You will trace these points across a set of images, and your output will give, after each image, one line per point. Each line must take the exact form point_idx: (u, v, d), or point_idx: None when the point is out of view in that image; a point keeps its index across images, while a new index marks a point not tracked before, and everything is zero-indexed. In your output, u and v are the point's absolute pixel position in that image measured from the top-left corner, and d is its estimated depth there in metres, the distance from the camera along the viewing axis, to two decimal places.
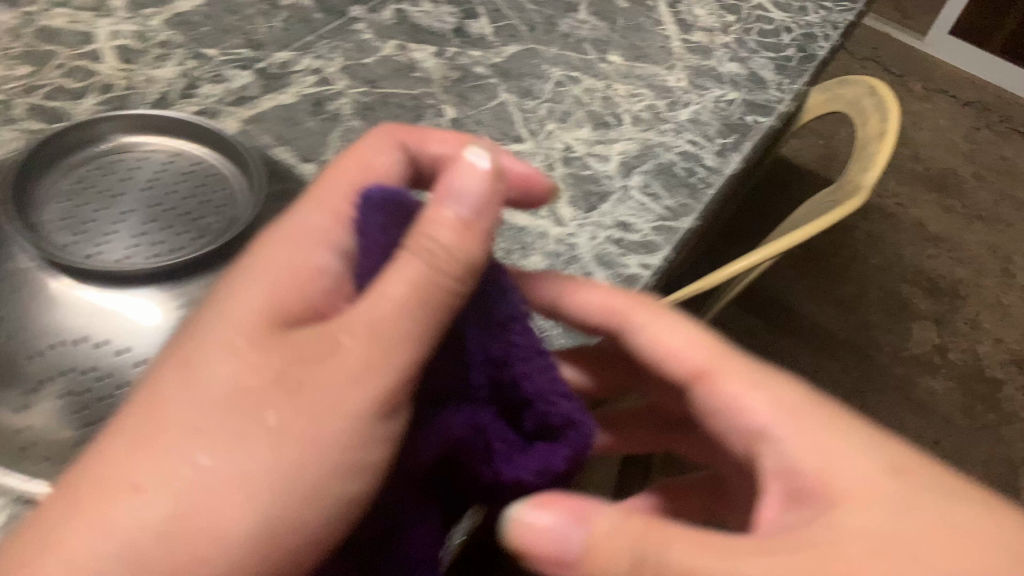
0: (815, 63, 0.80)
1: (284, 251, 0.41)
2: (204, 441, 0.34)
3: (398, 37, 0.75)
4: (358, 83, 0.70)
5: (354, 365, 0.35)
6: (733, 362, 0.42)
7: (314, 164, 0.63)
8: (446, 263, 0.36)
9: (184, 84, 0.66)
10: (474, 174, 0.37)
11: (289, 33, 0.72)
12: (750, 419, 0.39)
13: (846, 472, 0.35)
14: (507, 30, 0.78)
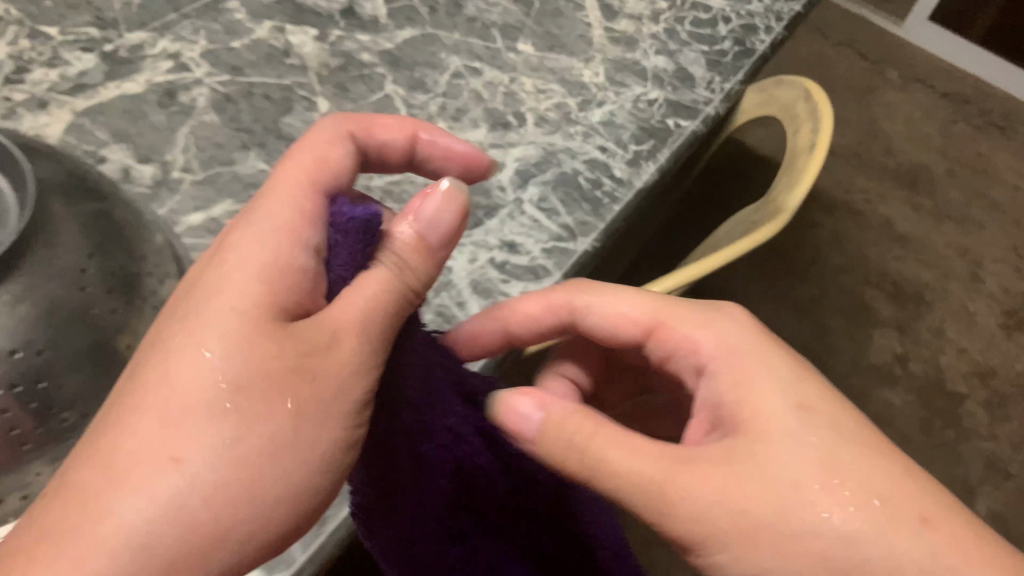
0: (753, 58, 0.73)
1: (258, 244, 0.38)
2: (229, 421, 0.35)
3: (276, 18, 0.66)
4: (220, 70, 0.61)
5: (358, 355, 0.37)
6: (681, 310, 0.46)
7: (153, 166, 0.54)
8: (411, 279, 0.39)
9: (12, 68, 0.58)
10: (446, 200, 0.41)
11: (148, 11, 0.64)
12: (699, 354, 0.44)
13: (764, 403, 0.40)
14: (405, 12, 0.69)
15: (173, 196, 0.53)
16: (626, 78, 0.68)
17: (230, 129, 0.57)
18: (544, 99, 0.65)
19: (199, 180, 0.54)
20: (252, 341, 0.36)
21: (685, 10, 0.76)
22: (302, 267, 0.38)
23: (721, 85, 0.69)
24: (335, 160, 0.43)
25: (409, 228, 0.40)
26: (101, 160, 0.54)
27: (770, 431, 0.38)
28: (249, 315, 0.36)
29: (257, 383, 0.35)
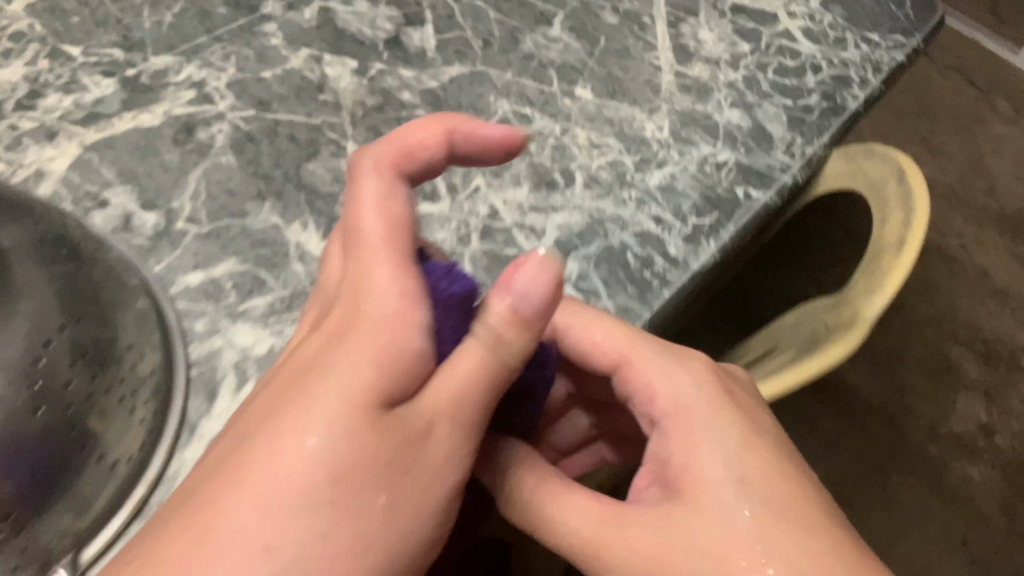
0: (842, 117, 0.64)
1: (365, 328, 0.35)
2: (328, 513, 0.32)
3: (315, 46, 0.61)
4: (247, 103, 0.56)
5: (444, 452, 0.35)
6: (644, 350, 0.44)
7: (157, 214, 0.49)
8: (508, 357, 0.36)
9: (26, 90, 0.54)
10: (542, 271, 0.37)
11: (178, 32, 0.59)
12: (655, 403, 0.44)
13: (707, 467, 0.40)
14: (455, 45, 0.63)
15: (174, 249, 0.48)
16: (692, 133, 0.61)
17: (246, 174, 0.52)
18: (596, 158, 0.59)
19: (203, 234, 0.49)
20: (358, 423, 0.33)
21: (769, 56, 0.68)
22: (417, 350, 0.35)
23: (802, 148, 0.62)
24: (389, 205, 0.38)
25: (501, 306, 0.37)
26: (103, 204, 0.49)
27: (703, 496, 0.39)
28: (357, 395, 0.33)
29: (360, 468, 0.33)
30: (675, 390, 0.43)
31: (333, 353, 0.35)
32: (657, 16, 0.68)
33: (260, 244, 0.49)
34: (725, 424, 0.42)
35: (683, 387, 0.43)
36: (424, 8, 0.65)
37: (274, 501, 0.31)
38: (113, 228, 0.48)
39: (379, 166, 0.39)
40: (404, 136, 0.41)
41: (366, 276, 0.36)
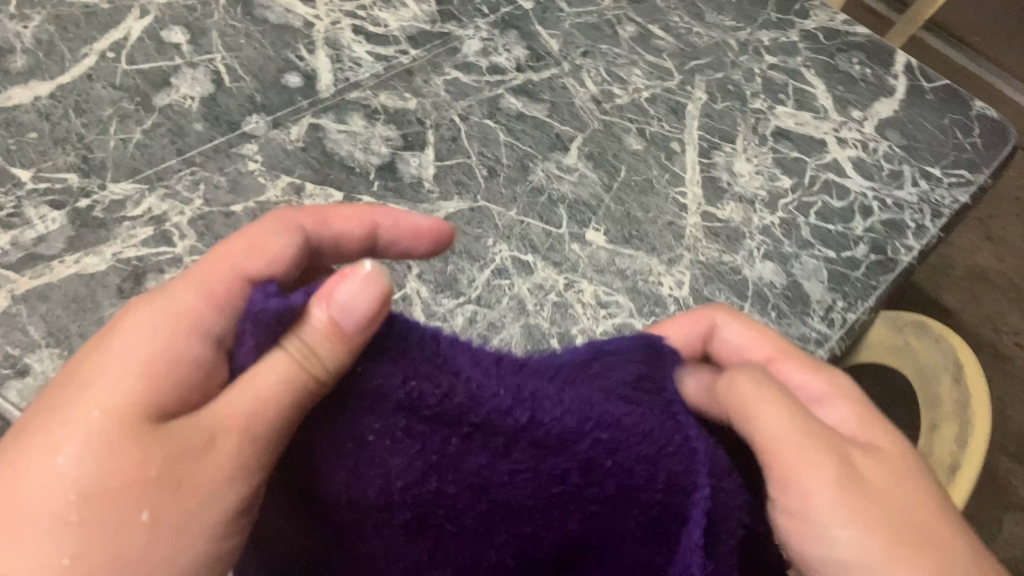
0: (892, 273, 0.59)
1: (137, 336, 0.35)
2: (72, 537, 0.30)
3: (297, 171, 0.54)
4: (208, 245, 0.50)
5: (226, 464, 0.33)
6: (799, 354, 0.45)
7: None
8: (316, 370, 0.34)
9: None
10: (365, 282, 0.35)
11: (145, 153, 0.53)
12: (806, 391, 0.44)
13: (879, 439, 0.41)
14: (457, 174, 0.57)
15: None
16: (717, 292, 0.55)
17: None
18: (605, 322, 0.52)
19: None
20: (130, 435, 0.32)
21: (812, 194, 0.63)
22: (193, 354, 0.35)
23: (844, 315, 0.56)
24: (280, 242, 0.40)
25: (321, 318, 0.34)
26: (21, 373, 0.44)
27: (884, 455, 0.39)
28: (114, 407, 0.33)
29: (119, 487, 0.31)
30: (836, 403, 0.43)
31: (101, 358, 0.34)
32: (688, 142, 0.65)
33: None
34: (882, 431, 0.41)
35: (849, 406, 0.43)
36: (428, 127, 0.59)
37: (9, 522, 0.31)
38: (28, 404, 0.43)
39: (281, 221, 0.40)
40: (333, 210, 0.42)
41: (157, 291, 0.37)
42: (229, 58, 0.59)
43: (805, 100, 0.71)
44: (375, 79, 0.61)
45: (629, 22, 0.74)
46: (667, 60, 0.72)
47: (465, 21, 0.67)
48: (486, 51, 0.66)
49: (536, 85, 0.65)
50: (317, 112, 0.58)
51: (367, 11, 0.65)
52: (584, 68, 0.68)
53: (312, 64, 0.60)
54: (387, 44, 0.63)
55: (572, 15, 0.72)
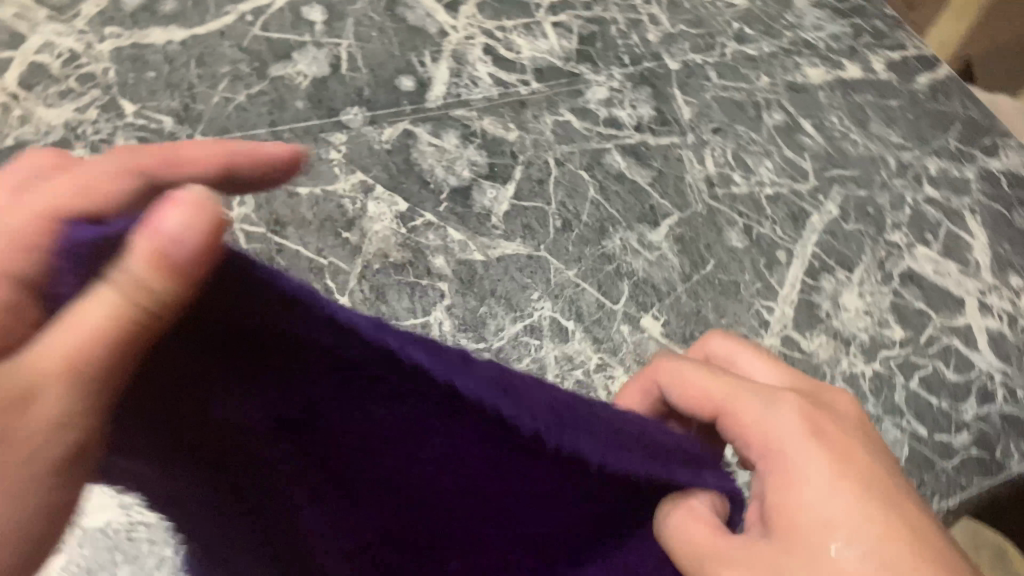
0: (993, 479, 0.56)
1: None
2: None
3: (373, 172, 0.54)
4: (261, 219, 0.50)
5: (48, 415, 0.25)
6: (742, 394, 0.39)
7: None
8: (142, 305, 0.23)
9: (57, 136, 0.51)
10: (194, 212, 0.24)
11: (240, 117, 0.55)
12: (754, 447, 0.38)
13: (813, 506, 0.34)
14: (529, 219, 0.56)
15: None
16: None
17: None
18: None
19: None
20: None
21: (925, 355, 0.59)
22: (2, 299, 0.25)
23: None
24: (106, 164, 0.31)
25: (141, 247, 0.23)
26: None
27: (810, 533, 0.34)
28: None
29: None
30: (770, 426, 0.37)
31: None
32: (801, 252, 0.62)
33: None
34: (812, 452, 0.36)
35: (785, 424, 0.37)
36: (518, 162, 0.58)
37: None
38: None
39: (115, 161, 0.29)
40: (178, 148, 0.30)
41: None
42: (355, 47, 0.60)
43: (956, 247, 0.66)
44: (487, 102, 0.61)
45: (779, 108, 0.70)
46: (807, 162, 0.67)
47: (600, 66, 0.66)
48: (610, 101, 0.64)
49: (648, 149, 0.63)
50: (416, 120, 0.58)
51: (504, 34, 0.65)
52: (710, 145, 0.65)
53: (430, 73, 0.61)
54: (512, 70, 0.63)
55: (718, 87, 0.69)
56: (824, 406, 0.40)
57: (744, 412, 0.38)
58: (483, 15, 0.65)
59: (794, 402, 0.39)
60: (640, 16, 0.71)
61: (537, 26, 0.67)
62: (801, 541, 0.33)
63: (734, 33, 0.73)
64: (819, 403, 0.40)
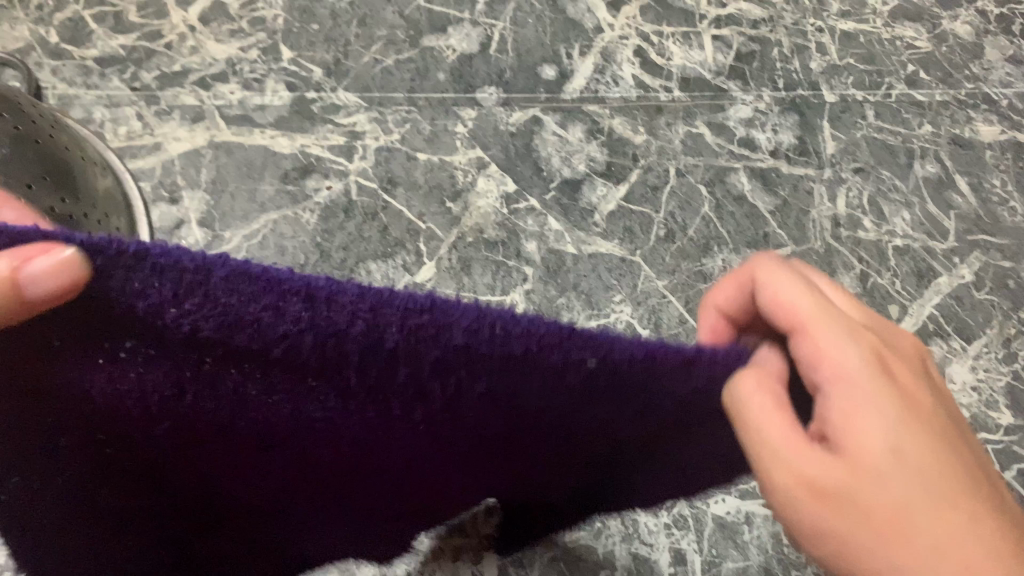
0: None
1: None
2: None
3: (491, 151, 0.57)
4: (376, 175, 0.55)
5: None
6: (821, 304, 0.31)
7: (205, 235, 0.52)
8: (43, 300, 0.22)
9: (217, 70, 0.57)
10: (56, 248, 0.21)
11: (383, 78, 0.58)
12: (835, 358, 0.30)
13: (879, 434, 0.29)
14: (633, 222, 0.56)
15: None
16: None
17: (310, 242, 0.52)
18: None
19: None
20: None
21: None
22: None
23: None
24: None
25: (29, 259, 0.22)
26: (171, 201, 0.52)
27: (877, 460, 0.29)
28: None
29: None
30: (843, 349, 0.30)
31: None
32: (917, 311, 0.59)
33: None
34: (889, 386, 0.30)
35: (856, 355, 0.30)
36: (637, 166, 0.59)
37: None
38: (160, 227, 0.51)
39: None
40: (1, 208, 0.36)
41: None
42: (508, 30, 0.63)
43: None
44: (623, 102, 0.61)
45: (935, 159, 0.65)
46: (951, 222, 0.63)
47: (750, 85, 0.65)
48: (751, 121, 0.63)
49: (778, 176, 0.61)
50: (547, 108, 0.60)
51: (659, 39, 0.65)
52: (847, 184, 0.63)
53: (574, 66, 0.62)
54: (658, 75, 0.63)
55: (873, 127, 0.66)
56: (892, 344, 0.33)
57: (818, 340, 0.30)
58: (645, 18, 0.66)
59: (859, 332, 0.31)
60: (808, 42, 0.68)
61: (696, 36, 0.66)
62: (864, 472, 0.29)
63: (906, 75, 0.68)
64: (884, 340, 0.32)
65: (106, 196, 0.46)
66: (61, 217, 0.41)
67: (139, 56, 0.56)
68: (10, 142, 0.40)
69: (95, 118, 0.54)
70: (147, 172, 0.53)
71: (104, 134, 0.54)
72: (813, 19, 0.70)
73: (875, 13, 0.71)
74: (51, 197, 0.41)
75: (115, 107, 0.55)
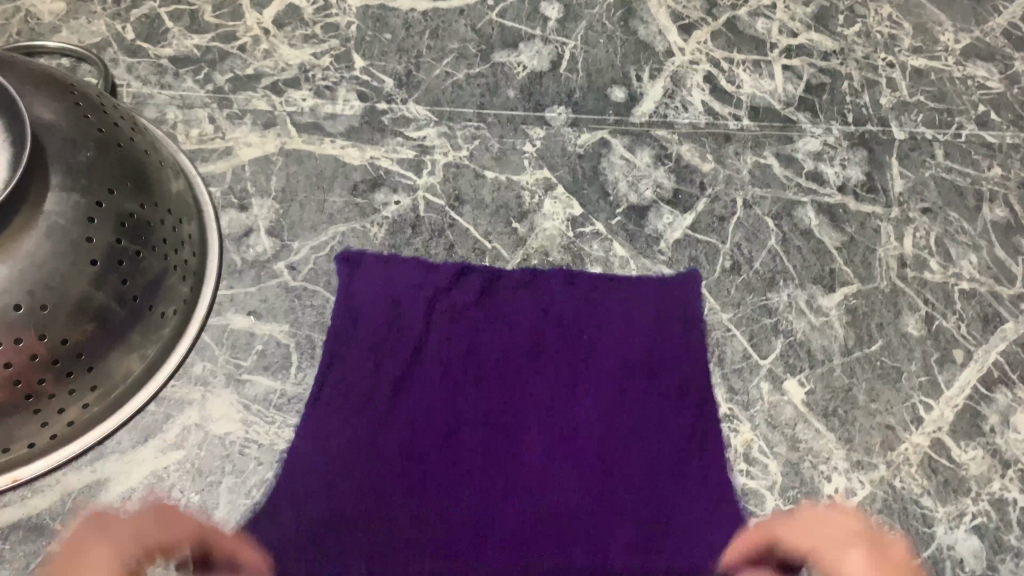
0: None
1: None
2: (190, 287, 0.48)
3: (558, 172, 0.57)
4: (444, 192, 0.55)
5: None
6: None
7: (269, 242, 0.52)
8: None
9: (288, 76, 0.57)
10: None
11: (452, 93, 0.59)
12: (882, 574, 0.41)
13: None
14: (699, 252, 0.55)
15: (252, 284, 0.50)
16: (885, 528, 0.49)
17: (377, 256, 0.52)
18: (736, 474, 0.49)
19: (287, 285, 0.50)
20: None
21: None
22: None
23: None
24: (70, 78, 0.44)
25: None
26: (240, 208, 0.52)
27: None
28: None
29: None
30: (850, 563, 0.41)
31: None
32: (989, 352, 0.55)
33: (320, 331, 0.49)
34: None
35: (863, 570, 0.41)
36: (704, 195, 0.58)
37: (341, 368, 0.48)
38: (230, 234, 0.52)
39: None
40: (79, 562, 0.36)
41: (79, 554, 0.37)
42: (579, 49, 0.63)
43: None
44: (691, 128, 0.60)
45: (1004, 204, 0.61)
46: (1019, 266, 0.58)
47: (820, 118, 0.62)
48: (820, 155, 0.61)
49: (845, 213, 0.59)
50: (616, 131, 0.59)
51: (730, 66, 0.64)
52: (914, 224, 0.59)
53: (644, 89, 0.61)
54: (727, 103, 0.62)
55: (942, 167, 0.62)
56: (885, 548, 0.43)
57: None
58: (715, 43, 0.65)
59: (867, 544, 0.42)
60: (878, 77, 0.65)
61: (767, 65, 0.65)
62: None
63: (977, 115, 0.64)
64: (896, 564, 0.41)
65: (179, 199, 0.46)
66: (140, 223, 0.42)
67: (212, 57, 0.57)
68: (95, 146, 0.40)
69: (167, 119, 0.55)
70: (217, 177, 0.53)
71: (177, 135, 0.54)
72: (883, 54, 0.67)
73: (948, 51, 0.68)
74: (132, 200, 0.41)
75: (187, 108, 0.55)
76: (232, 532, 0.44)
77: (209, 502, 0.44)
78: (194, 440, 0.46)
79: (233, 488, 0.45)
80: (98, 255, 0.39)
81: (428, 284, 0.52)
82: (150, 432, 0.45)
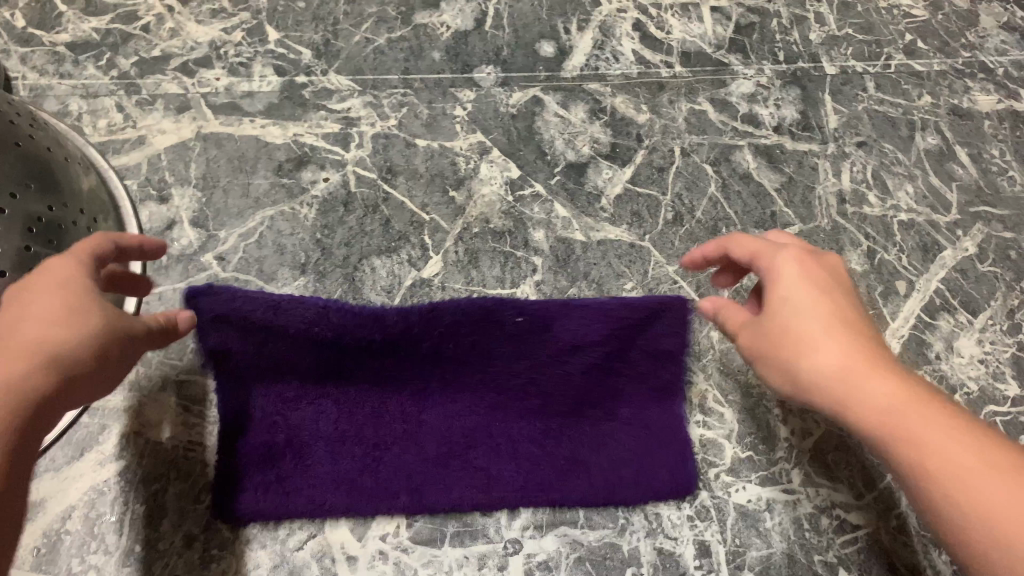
0: None
1: None
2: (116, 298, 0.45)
3: (491, 134, 0.55)
4: (374, 164, 0.53)
5: None
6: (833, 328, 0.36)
7: (193, 234, 0.49)
8: None
9: (200, 55, 0.55)
10: None
11: (375, 59, 0.56)
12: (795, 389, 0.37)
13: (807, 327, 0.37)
14: (640, 206, 0.54)
15: (180, 280, 0.48)
16: (842, 464, 0.48)
17: (311, 239, 0.50)
18: (692, 426, 0.48)
19: (217, 278, 0.48)
20: None
21: None
22: None
23: None
24: None
25: None
26: (160, 200, 0.50)
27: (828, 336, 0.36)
28: None
29: None
30: (801, 308, 0.37)
31: None
32: (929, 279, 0.55)
33: None
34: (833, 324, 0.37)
35: (835, 359, 0.35)
36: (642, 147, 0.57)
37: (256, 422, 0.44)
38: (151, 228, 0.49)
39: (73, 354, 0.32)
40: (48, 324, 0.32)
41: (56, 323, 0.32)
42: (504, 4, 0.61)
43: None
44: (624, 79, 0.59)
45: (936, 131, 0.61)
46: (953, 193, 0.58)
47: (751, 59, 0.62)
48: (753, 96, 0.60)
49: (783, 152, 0.58)
50: (548, 87, 0.58)
51: (658, 11, 0.63)
52: (850, 159, 0.59)
53: (573, 41, 0.60)
54: (658, 50, 0.61)
55: (873, 99, 0.62)
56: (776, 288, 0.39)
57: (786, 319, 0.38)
58: None
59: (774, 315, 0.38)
60: (806, 12, 0.65)
61: (695, 8, 0.63)
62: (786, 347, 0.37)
63: (905, 44, 0.64)
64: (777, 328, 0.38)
65: (92, 196, 0.44)
66: (51, 225, 0.39)
67: (114, 41, 0.54)
68: None
69: (71, 110, 0.51)
70: (132, 169, 0.51)
71: (83, 127, 0.51)
72: None
73: None
74: (38, 202, 0.39)
75: (92, 97, 0.52)
76: (183, 541, 0.42)
77: (155, 513, 0.42)
78: (134, 450, 0.44)
79: (180, 495, 0.43)
80: (6, 265, 0.36)
81: (365, 262, 0.50)
82: (85, 446, 0.44)
